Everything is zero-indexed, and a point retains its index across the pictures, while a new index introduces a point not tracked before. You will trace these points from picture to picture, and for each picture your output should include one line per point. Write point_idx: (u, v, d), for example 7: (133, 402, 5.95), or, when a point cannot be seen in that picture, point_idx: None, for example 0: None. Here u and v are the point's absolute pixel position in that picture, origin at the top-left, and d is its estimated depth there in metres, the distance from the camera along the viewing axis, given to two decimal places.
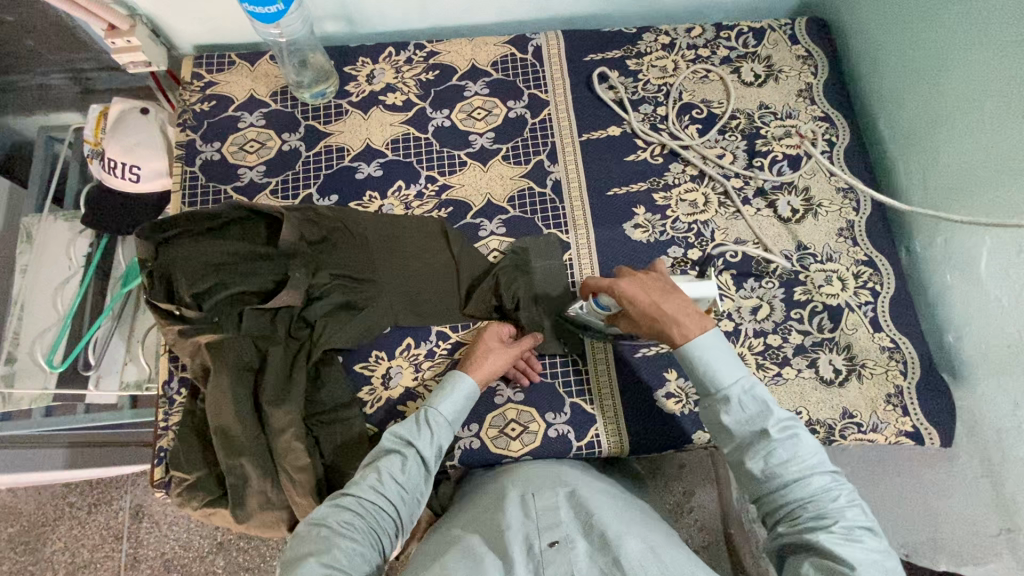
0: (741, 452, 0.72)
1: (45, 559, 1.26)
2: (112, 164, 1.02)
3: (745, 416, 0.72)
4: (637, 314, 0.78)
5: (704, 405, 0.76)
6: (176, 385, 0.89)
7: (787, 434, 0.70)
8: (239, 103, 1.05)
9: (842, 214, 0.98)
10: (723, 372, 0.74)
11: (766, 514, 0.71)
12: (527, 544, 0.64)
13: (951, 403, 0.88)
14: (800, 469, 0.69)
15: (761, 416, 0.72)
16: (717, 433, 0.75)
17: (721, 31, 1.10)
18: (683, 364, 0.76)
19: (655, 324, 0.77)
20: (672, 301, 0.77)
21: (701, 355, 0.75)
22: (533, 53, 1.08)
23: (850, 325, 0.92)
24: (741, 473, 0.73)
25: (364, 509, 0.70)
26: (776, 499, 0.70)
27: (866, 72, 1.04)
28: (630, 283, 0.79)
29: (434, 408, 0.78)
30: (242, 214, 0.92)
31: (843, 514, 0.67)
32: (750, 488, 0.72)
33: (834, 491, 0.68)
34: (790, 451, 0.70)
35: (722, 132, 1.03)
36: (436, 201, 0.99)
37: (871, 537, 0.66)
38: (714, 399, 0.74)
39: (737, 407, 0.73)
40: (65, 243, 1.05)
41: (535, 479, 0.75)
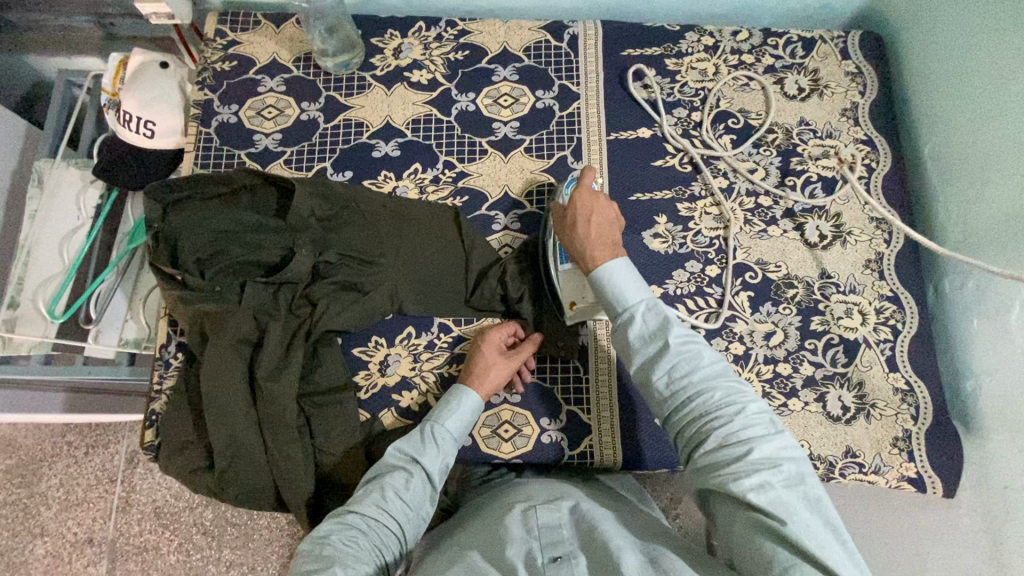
0: (646, 372, 0.70)
1: (40, 493, 1.28)
2: (127, 116, 0.99)
3: (648, 332, 0.70)
4: (565, 223, 0.78)
5: (612, 326, 0.73)
6: (173, 349, 0.88)
7: (688, 349, 0.68)
8: (261, 66, 1.02)
9: (872, 245, 0.94)
10: (628, 290, 0.72)
11: (680, 440, 0.69)
12: (529, 563, 0.62)
13: (959, 453, 0.85)
14: (701, 384, 0.67)
15: (662, 330, 0.69)
16: (625, 354, 0.72)
17: (769, 37, 1.04)
18: (590, 277, 0.74)
19: (573, 237, 0.77)
20: (601, 228, 0.76)
21: (608, 272, 0.73)
22: (569, 41, 1.03)
23: (865, 361, 0.89)
24: (649, 399, 0.70)
25: (368, 525, 0.68)
26: (683, 423, 0.67)
27: (919, 96, 0.97)
28: (584, 193, 0.78)
29: (441, 424, 0.76)
30: (255, 182, 0.90)
31: (749, 429, 0.64)
32: (660, 414, 0.70)
33: (737, 403, 0.65)
34: (690, 368, 0.67)
35: (757, 146, 0.99)
36: (451, 187, 0.96)
37: (783, 454, 0.62)
38: (619, 318, 0.72)
39: (640, 324, 0.70)
40: (76, 192, 1.04)
41: (538, 495, 0.74)
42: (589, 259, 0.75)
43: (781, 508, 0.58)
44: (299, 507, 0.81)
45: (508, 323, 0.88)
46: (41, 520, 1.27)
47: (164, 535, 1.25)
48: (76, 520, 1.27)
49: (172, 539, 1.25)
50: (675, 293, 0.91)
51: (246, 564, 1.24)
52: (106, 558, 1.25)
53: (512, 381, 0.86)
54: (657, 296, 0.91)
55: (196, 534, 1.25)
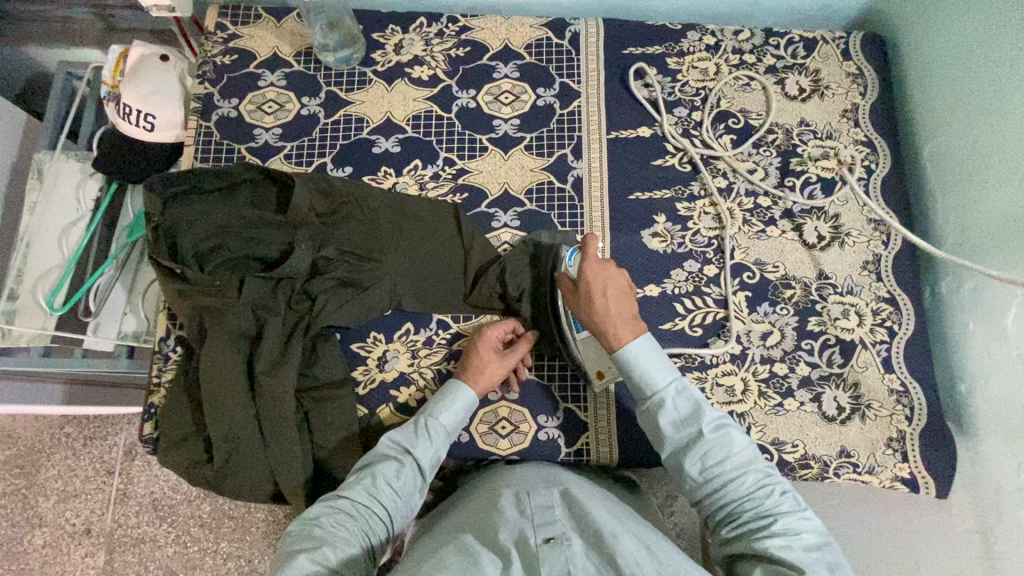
0: (678, 457, 0.72)
1: (38, 484, 1.29)
2: (128, 109, 0.99)
3: (681, 417, 0.73)
4: (583, 300, 0.79)
5: (642, 410, 0.76)
6: (172, 343, 0.88)
7: (719, 433, 0.71)
8: (262, 60, 1.01)
9: (870, 246, 0.94)
10: (658, 374, 0.75)
11: (711, 520, 0.71)
12: (523, 542, 0.63)
13: (953, 454, 0.86)
14: (732, 467, 0.70)
15: (693, 415, 0.73)
16: (656, 438, 0.75)
17: (771, 37, 1.04)
18: (617, 362, 0.76)
19: (593, 319, 0.78)
20: (619, 303, 0.77)
21: (635, 358, 0.75)
22: (570, 38, 1.03)
23: (861, 362, 0.89)
24: (680, 481, 0.73)
25: (359, 511, 0.69)
26: (715, 504, 0.70)
27: (919, 97, 0.97)
28: (596, 270, 0.78)
29: (435, 416, 0.77)
30: (254, 176, 0.90)
31: (779, 508, 0.67)
32: (691, 494, 0.72)
33: (766, 485, 0.69)
34: (721, 450, 0.70)
35: (757, 146, 0.99)
36: (451, 184, 0.96)
37: (809, 530, 0.65)
38: (651, 403, 0.75)
39: (671, 409, 0.74)
40: (75, 185, 1.04)
41: (530, 480, 0.75)
42: (613, 341, 0.76)
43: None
44: (296, 500, 0.81)
45: (505, 321, 0.88)
46: (39, 511, 1.28)
47: (162, 527, 1.26)
48: (75, 512, 1.27)
49: (169, 532, 1.26)
50: (673, 292, 0.92)
51: (243, 556, 1.24)
52: (103, 549, 1.26)
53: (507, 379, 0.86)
54: (655, 295, 0.91)
55: (193, 527, 1.26)
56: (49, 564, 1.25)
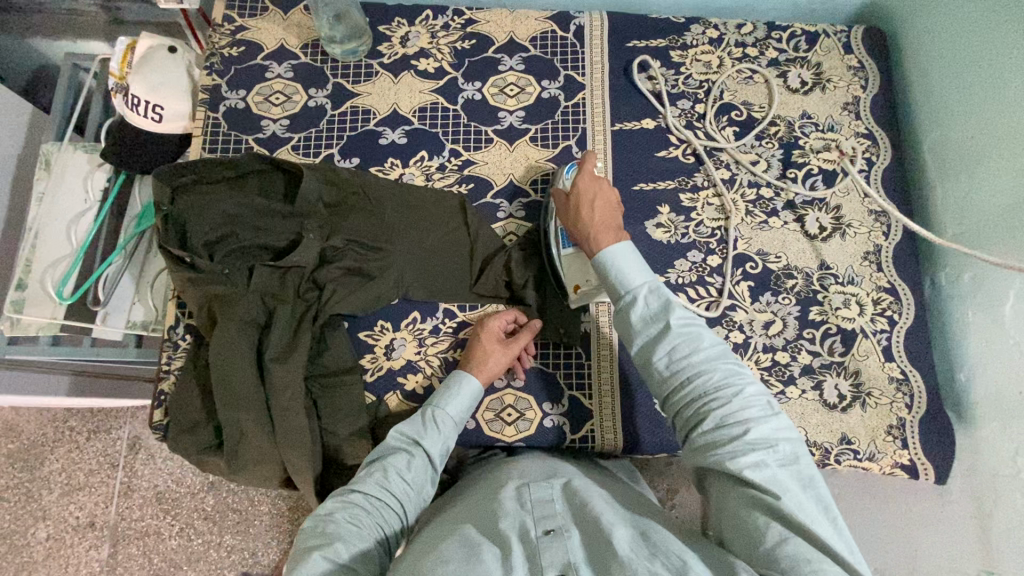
0: (646, 352, 0.71)
1: (42, 477, 1.30)
2: (136, 100, 1.00)
3: (651, 314, 0.71)
4: (571, 212, 0.82)
5: (614, 308, 0.75)
6: (181, 331, 0.89)
7: (688, 332, 0.69)
8: (269, 51, 1.02)
9: (871, 237, 0.95)
10: (632, 274, 0.74)
11: (678, 421, 0.70)
12: (522, 533, 0.63)
13: (951, 441, 0.87)
14: (701, 365, 0.68)
15: (665, 313, 0.71)
16: (626, 336, 0.74)
17: (773, 30, 1.05)
18: (594, 262, 0.77)
19: (578, 225, 0.80)
20: (605, 214, 0.79)
21: (613, 255, 0.75)
22: (575, 32, 1.04)
23: (862, 352, 0.90)
24: (648, 377, 0.72)
25: (372, 505, 0.68)
26: (682, 402, 0.69)
27: (919, 90, 0.99)
28: (585, 181, 0.82)
29: (443, 408, 0.78)
30: (262, 167, 0.91)
31: (746, 411, 0.65)
32: (659, 391, 0.71)
33: (736, 386, 0.67)
34: (690, 351, 0.69)
35: (759, 138, 1.00)
36: (457, 175, 0.97)
37: (774, 433, 0.64)
38: (622, 301, 0.73)
39: (643, 307, 0.72)
40: (83, 176, 1.05)
41: (531, 473, 0.76)
42: (593, 244, 0.77)
43: (780, 488, 0.60)
44: (304, 486, 0.82)
45: (505, 312, 0.89)
46: (44, 503, 1.29)
47: (166, 519, 1.27)
48: (79, 504, 1.28)
49: (174, 524, 1.27)
50: (677, 282, 0.93)
51: (247, 548, 1.25)
52: (108, 541, 1.27)
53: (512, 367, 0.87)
54: (659, 284, 0.93)
55: (198, 519, 1.27)
56: (53, 556, 1.26)
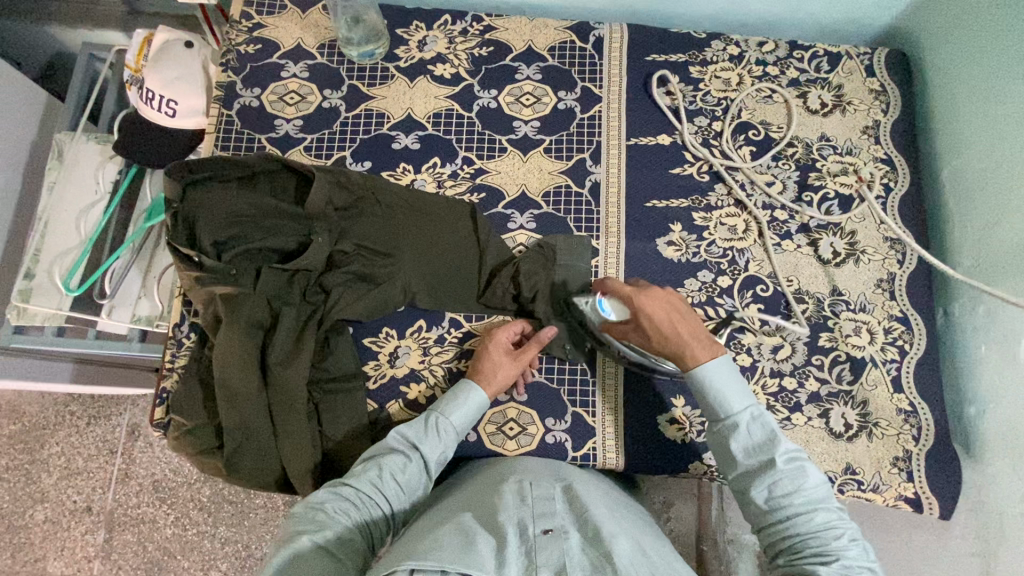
0: (744, 480, 0.69)
1: (41, 460, 1.30)
2: (150, 94, 1.00)
3: (754, 444, 0.69)
4: (649, 329, 0.75)
5: (711, 430, 0.72)
6: (186, 329, 0.89)
7: (793, 466, 0.67)
8: (285, 50, 1.02)
9: (885, 264, 0.94)
10: (732, 398, 0.71)
11: (767, 549, 0.68)
12: (521, 528, 0.63)
13: (958, 476, 0.86)
14: (804, 503, 0.65)
15: (769, 444, 0.68)
16: (722, 460, 0.71)
17: (795, 50, 1.04)
18: (696, 389, 0.72)
19: (667, 343, 0.75)
20: (686, 320, 0.75)
21: (710, 380, 0.71)
22: (594, 43, 1.03)
23: (870, 381, 0.89)
24: (742, 501, 0.70)
25: (361, 501, 0.69)
26: (777, 532, 0.66)
27: (941, 118, 0.97)
28: (646, 298, 0.75)
29: (445, 415, 0.77)
30: (274, 167, 0.91)
31: (845, 552, 0.63)
32: (752, 517, 0.68)
33: (838, 527, 0.64)
34: (793, 483, 0.66)
35: (776, 159, 0.98)
36: (469, 183, 0.96)
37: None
38: (721, 424, 0.71)
39: (743, 433, 0.70)
40: (95, 167, 1.05)
41: (532, 471, 0.76)
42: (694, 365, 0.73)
43: None
44: (303, 491, 0.82)
45: (515, 323, 0.88)
46: (41, 486, 1.29)
47: (162, 508, 1.27)
48: (76, 489, 1.29)
49: (170, 513, 1.27)
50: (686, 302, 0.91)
51: (240, 541, 1.25)
52: (104, 527, 1.27)
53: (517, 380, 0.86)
54: None
55: (193, 510, 1.27)
56: (50, 539, 1.27)
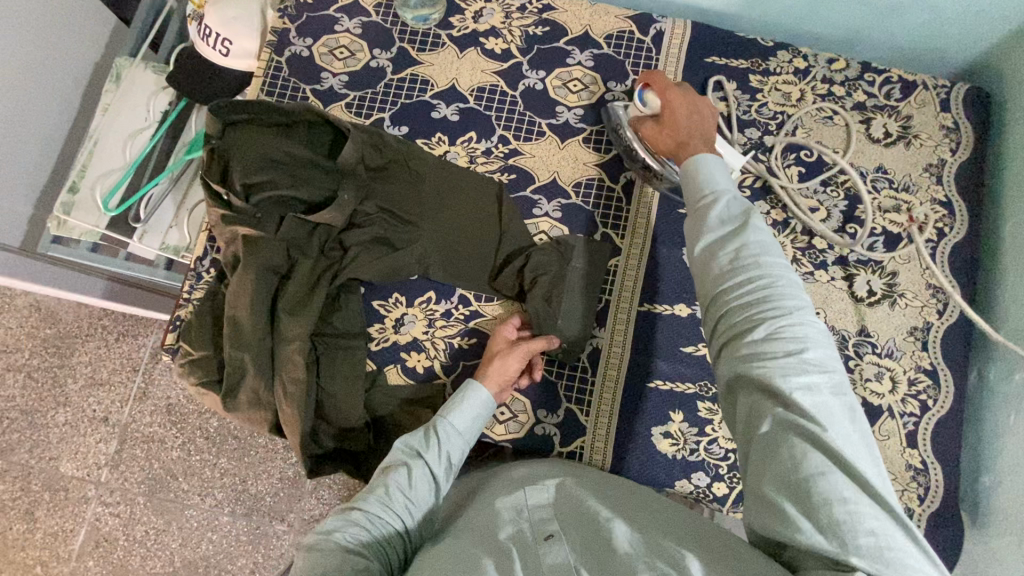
0: (711, 258, 0.64)
1: (70, 366, 1.38)
2: (208, 32, 1.02)
3: (728, 219, 0.66)
4: (666, 125, 0.81)
5: (688, 214, 0.69)
6: (207, 263, 0.91)
7: (761, 244, 0.63)
8: (342, 4, 1.02)
9: (923, 312, 0.88)
10: (714, 180, 0.69)
11: (722, 334, 0.63)
12: (523, 541, 0.64)
13: (960, 545, 0.81)
14: (769, 280, 0.61)
15: (742, 222, 0.65)
16: (692, 240, 0.67)
17: (867, 72, 0.97)
18: (685, 170, 0.72)
19: (678, 135, 0.79)
20: (703, 129, 0.79)
21: (701, 163, 0.71)
22: (653, 36, 0.99)
23: (884, 431, 0.85)
24: (699, 278, 0.66)
25: (372, 522, 0.67)
26: (732, 308, 0.61)
27: (1016, 166, 0.90)
28: (681, 97, 0.81)
29: (447, 419, 0.76)
30: (314, 119, 0.91)
31: (807, 333, 0.58)
32: (707, 293, 0.64)
33: (801, 307, 0.60)
34: (759, 263, 0.62)
35: (825, 184, 0.93)
36: (501, 163, 0.95)
37: (829, 358, 0.58)
38: (699, 207, 0.68)
39: (720, 213, 0.66)
40: (148, 95, 1.08)
41: (522, 477, 0.76)
42: (694, 151, 0.74)
43: (827, 416, 0.54)
44: (292, 438, 0.83)
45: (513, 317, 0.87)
46: (66, 390, 1.37)
47: (171, 431, 1.33)
48: (97, 398, 1.36)
49: (177, 437, 1.33)
50: (703, 317, 0.88)
51: (238, 474, 1.30)
52: (116, 439, 1.34)
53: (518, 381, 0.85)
54: (683, 316, 0.88)
55: (199, 437, 1.32)
56: (66, 441, 1.34)
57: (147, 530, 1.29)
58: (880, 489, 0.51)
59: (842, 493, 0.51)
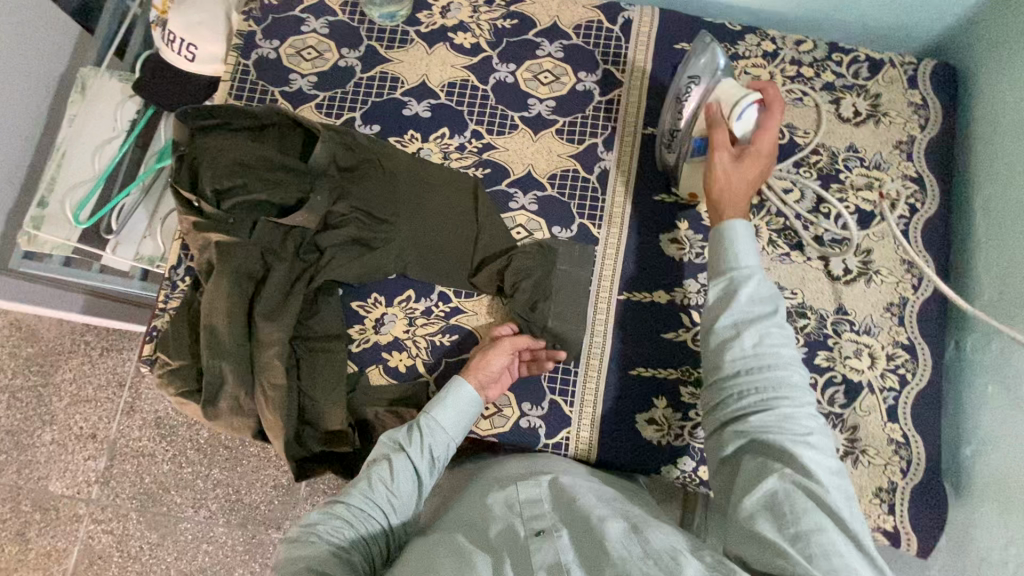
0: (735, 332, 0.70)
1: (54, 384, 1.36)
2: (172, 37, 1.01)
3: (754, 299, 0.72)
4: (745, 153, 0.78)
5: (715, 282, 0.74)
6: (182, 272, 0.90)
7: (782, 332, 0.70)
8: (307, 5, 1.01)
9: (898, 288, 0.89)
10: (745, 255, 0.74)
11: (734, 402, 0.68)
12: (514, 536, 0.64)
13: (943, 515, 0.83)
14: (785, 365, 0.68)
15: (767, 305, 0.71)
16: (717, 310, 0.73)
17: (835, 52, 0.98)
18: (718, 231, 0.76)
19: (745, 172, 0.77)
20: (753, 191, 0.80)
21: (733, 230, 0.75)
22: (622, 25, 0.99)
23: (864, 406, 0.86)
24: (718, 345, 0.71)
25: (355, 516, 0.69)
26: (750, 383, 0.68)
27: (983, 138, 0.91)
28: (772, 149, 0.79)
29: (431, 415, 0.76)
30: (283, 121, 0.90)
31: (808, 419, 0.66)
32: (727, 362, 0.70)
33: (806, 395, 0.68)
34: (779, 347, 0.69)
35: (798, 166, 0.94)
36: (475, 158, 0.94)
37: (824, 443, 0.65)
38: (728, 280, 0.73)
39: (748, 289, 0.72)
40: (115, 105, 1.06)
41: (515, 471, 0.77)
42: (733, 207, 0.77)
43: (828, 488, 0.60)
44: (275, 444, 0.83)
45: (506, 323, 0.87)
46: (52, 409, 1.35)
47: (162, 444, 1.32)
48: (84, 415, 1.34)
49: (168, 450, 1.31)
50: (682, 303, 0.88)
51: (231, 485, 1.29)
52: (105, 455, 1.32)
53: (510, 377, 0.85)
54: (662, 302, 0.88)
55: (190, 449, 1.31)
56: (54, 460, 1.32)
57: (141, 545, 1.27)
58: (870, 552, 0.57)
59: (837, 549, 0.56)
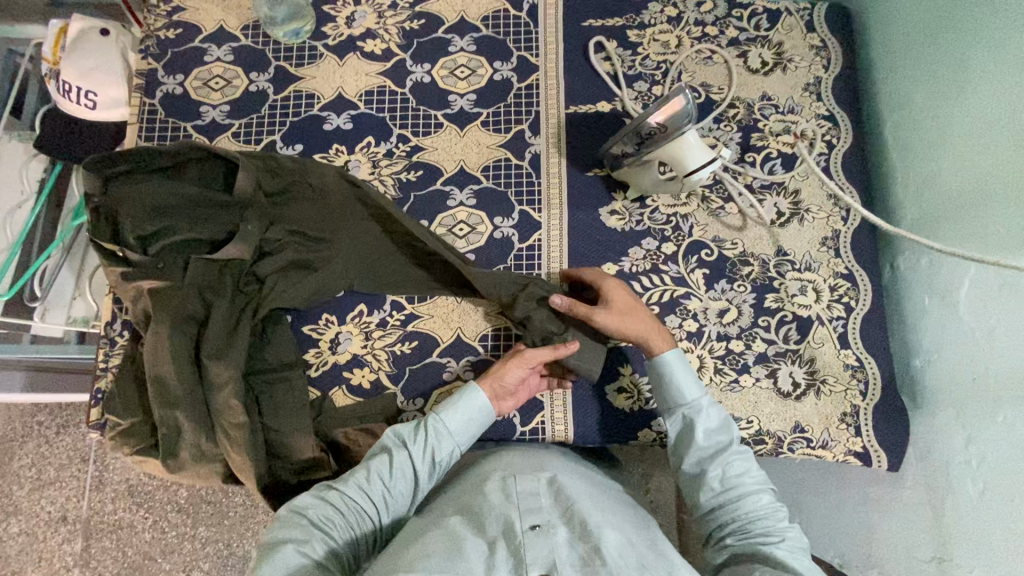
0: (701, 464, 0.75)
1: (11, 473, 1.27)
2: (67, 87, 0.96)
3: (711, 428, 0.76)
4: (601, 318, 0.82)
5: (671, 419, 0.78)
6: (119, 327, 0.86)
7: (741, 452, 0.74)
8: (207, 33, 0.98)
9: (830, 222, 0.93)
10: (687, 387, 0.77)
11: (716, 527, 0.73)
12: (510, 526, 0.63)
13: (906, 428, 0.86)
14: (754, 483, 0.73)
15: (724, 429, 0.76)
16: (681, 444, 0.77)
17: (734, 8, 1.02)
18: (653, 373, 0.79)
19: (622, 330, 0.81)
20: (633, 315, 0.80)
21: (671, 364, 0.77)
22: (528, 10, 1.00)
23: (817, 338, 0.89)
24: (691, 481, 0.76)
25: (347, 505, 0.69)
26: (724, 507, 0.72)
27: (881, 69, 0.96)
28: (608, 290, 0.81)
29: (440, 416, 0.74)
30: (200, 155, 0.87)
31: (785, 528, 0.70)
32: (702, 495, 0.74)
33: (779, 506, 0.71)
34: (745, 466, 0.73)
35: (718, 121, 0.97)
36: (405, 162, 0.93)
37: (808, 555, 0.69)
38: (681, 414, 0.77)
39: (702, 417, 0.76)
40: (18, 168, 1.01)
41: (514, 464, 0.75)
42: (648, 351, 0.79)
43: None
44: (249, 483, 0.80)
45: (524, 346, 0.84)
46: (13, 499, 1.26)
47: (139, 513, 1.25)
48: (49, 499, 1.26)
49: (147, 517, 1.25)
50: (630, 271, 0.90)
51: (220, 540, 1.24)
52: (80, 535, 1.25)
53: (530, 388, 0.82)
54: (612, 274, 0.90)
55: (171, 512, 1.25)
56: (26, 551, 1.24)
57: None
58: None
59: None
